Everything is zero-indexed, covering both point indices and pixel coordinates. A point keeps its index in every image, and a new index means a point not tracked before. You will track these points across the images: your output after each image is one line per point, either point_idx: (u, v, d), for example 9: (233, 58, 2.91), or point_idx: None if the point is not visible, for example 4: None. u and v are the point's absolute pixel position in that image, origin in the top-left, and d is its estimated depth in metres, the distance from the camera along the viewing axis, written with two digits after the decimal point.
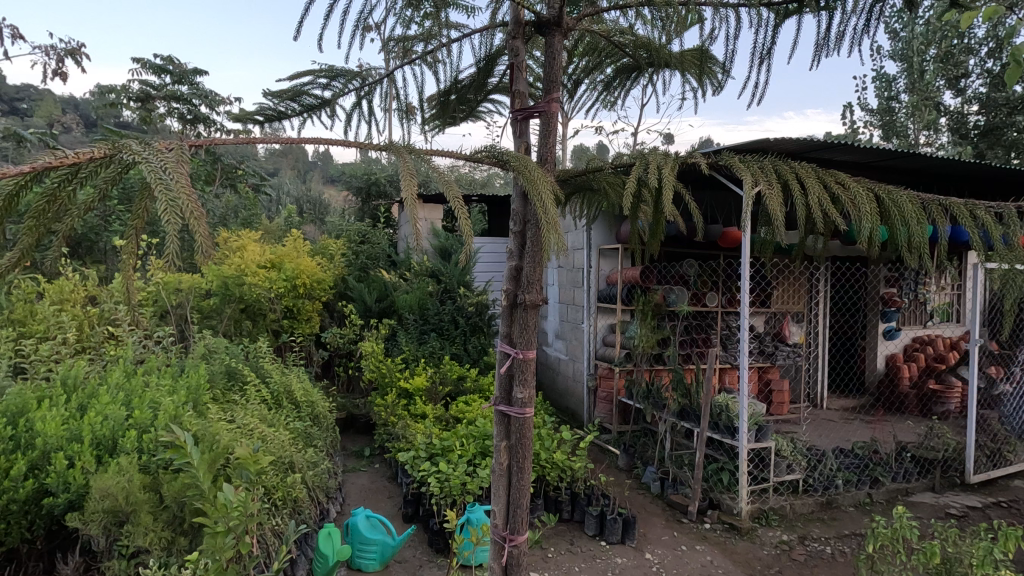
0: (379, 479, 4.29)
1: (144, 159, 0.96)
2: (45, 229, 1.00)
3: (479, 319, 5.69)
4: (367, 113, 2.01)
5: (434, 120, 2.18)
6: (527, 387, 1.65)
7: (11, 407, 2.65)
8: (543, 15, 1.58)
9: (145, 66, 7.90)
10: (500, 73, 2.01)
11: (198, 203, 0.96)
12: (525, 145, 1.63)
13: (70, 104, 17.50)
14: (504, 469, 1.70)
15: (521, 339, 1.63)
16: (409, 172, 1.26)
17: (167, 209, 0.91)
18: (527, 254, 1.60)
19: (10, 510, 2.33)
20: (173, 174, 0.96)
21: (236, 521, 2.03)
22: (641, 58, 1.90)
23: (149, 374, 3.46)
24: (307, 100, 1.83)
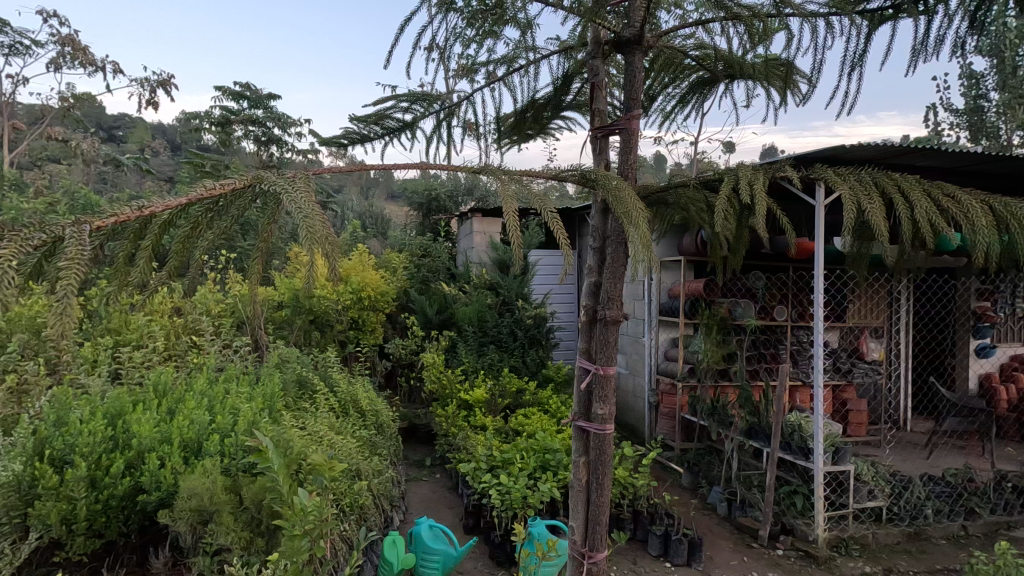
0: (440, 489, 4.35)
1: (282, 190, 1.15)
2: (193, 245, 1.22)
3: (538, 332, 5.64)
4: (445, 135, 2.07)
5: (508, 139, 2.22)
6: (608, 404, 1.65)
7: (111, 409, 2.89)
8: (622, 34, 1.60)
9: (226, 93, 8.53)
10: (576, 91, 2.04)
11: (325, 222, 1.15)
12: (604, 162, 1.66)
13: (159, 131, 19.14)
14: (582, 485, 1.70)
15: (602, 355, 1.63)
16: (510, 202, 1.37)
17: (306, 234, 1.11)
18: (607, 270, 1.62)
19: (109, 505, 2.52)
20: (303, 200, 1.15)
21: (311, 524, 2.11)
22: (718, 71, 1.88)
23: (229, 380, 3.69)
24: (389, 124, 1.90)
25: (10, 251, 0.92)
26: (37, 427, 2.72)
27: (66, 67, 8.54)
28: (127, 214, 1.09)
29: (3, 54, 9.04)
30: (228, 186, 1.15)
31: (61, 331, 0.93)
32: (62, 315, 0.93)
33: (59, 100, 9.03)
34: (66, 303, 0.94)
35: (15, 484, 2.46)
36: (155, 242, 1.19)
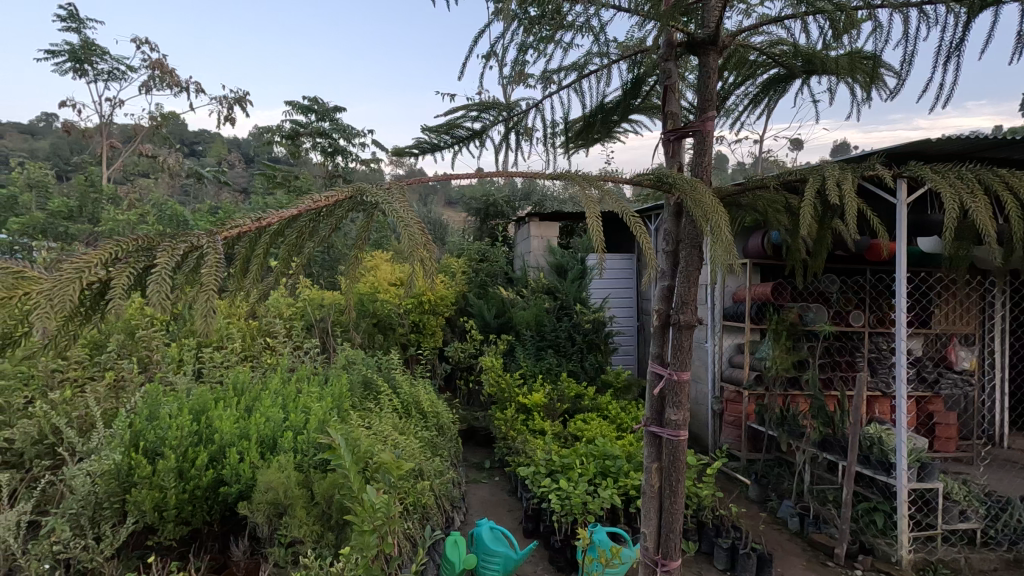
0: (499, 492, 4.39)
1: (382, 201, 1.32)
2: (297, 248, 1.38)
3: (596, 337, 5.60)
4: (513, 142, 2.09)
5: (572, 144, 2.22)
6: (682, 409, 1.63)
7: (195, 406, 3.10)
8: (697, 36, 1.59)
9: (296, 107, 8.99)
10: (644, 95, 2.03)
11: (422, 232, 1.33)
12: (678, 164, 1.67)
13: (235, 145, 20.38)
14: (654, 491, 1.69)
15: (676, 360, 1.62)
16: (592, 205, 1.39)
17: (411, 247, 1.29)
18: (680, 273, 1.62)
19: (196, 495, 2.71)
20: (400, 210, 1.31)
21: (379, 520, 2.19)
22: (796, 68, 1.82)
23: (301, 380, 3.88)
24: (459, 133, 1.93)
25: (167, 259, 1.07)
26: (132, 420, 2.96)
27: (156, 89, 9.28)
28: (251, 226, 1.23)
29: (103, 79, 9.94)
30: (333, 200, 1.32)
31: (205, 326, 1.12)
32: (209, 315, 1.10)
33: (149, 119, 9.82)
34: (210, 304, 1.12)
35: (116, 472, 2.67)
36: (264, 246, 1.34)
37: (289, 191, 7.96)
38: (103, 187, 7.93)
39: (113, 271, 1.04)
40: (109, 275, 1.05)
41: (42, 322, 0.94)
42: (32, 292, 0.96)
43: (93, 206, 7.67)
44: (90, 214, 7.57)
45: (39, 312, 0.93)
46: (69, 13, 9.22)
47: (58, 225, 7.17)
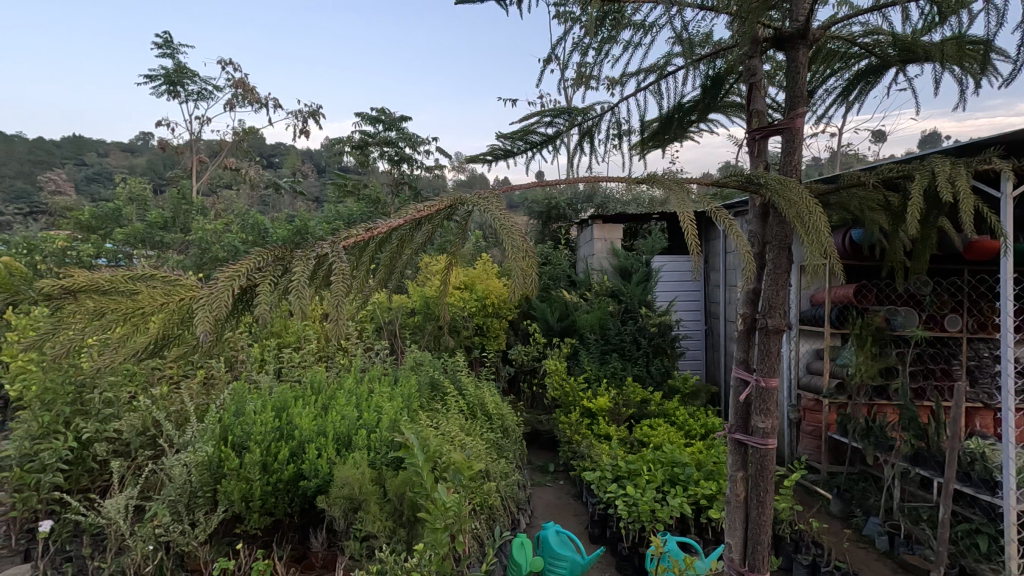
0: (564, 496, 4.37)
1: (483, 209, 1.39)
2: (401, 256, 1.46)
3: (662, 341, 5.47)
4: (584, 145, 2.07)
5: (645, 145, 2.19)
6: (770, 417, 1.62)
7: (278, 403, 3.29)
8: (786, 30, 1.54)
9: (364, 118, 9.37)
10: (724, 93, 1.98)
11: (523, 238, 1.40)
12: (765, 162, 1.64)
13: (308, 156, 21.52)
14: (741, 500, 1.71)
15: (764, 366, 1.60)
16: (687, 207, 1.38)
17: (514, 254, 1.36)
18: (767, 276, 1.60)
19: (278, 487, 2.87)
20: (501, 219, 1.38)
21: (451, 519, 2.24)
22: (892, 58, 1.72)
23: (373, 380, 4.03)
24: (533, 138, 1.91)
25: (301, 268, 1.21)
26: (222, 416, 3.18)
27: (239, 106, 9.95)
28: (365, 236, 1.34)
29: (193, 99, 10.77)
30: (435, 210, 1.39)
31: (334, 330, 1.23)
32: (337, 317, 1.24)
33: (233, 134, 10.54)
34: (340, 308, 1.24)
35: (208, 464, 2.88)
36: (371, 255, 1.44)
37: (359, 199, 8.30)
38: (194, 199, 8.58)
39: (255, 278, 1.20)
40: (252, 282, 1.21)
41: (202, 322, 1.11)
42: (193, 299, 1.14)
43: (184, 217, 8.31)
44: (182, 224, 8.21)
45: (200, 315, 1.09)
46: (165, 39, 10.08)
47: (155, 234, 7.82)
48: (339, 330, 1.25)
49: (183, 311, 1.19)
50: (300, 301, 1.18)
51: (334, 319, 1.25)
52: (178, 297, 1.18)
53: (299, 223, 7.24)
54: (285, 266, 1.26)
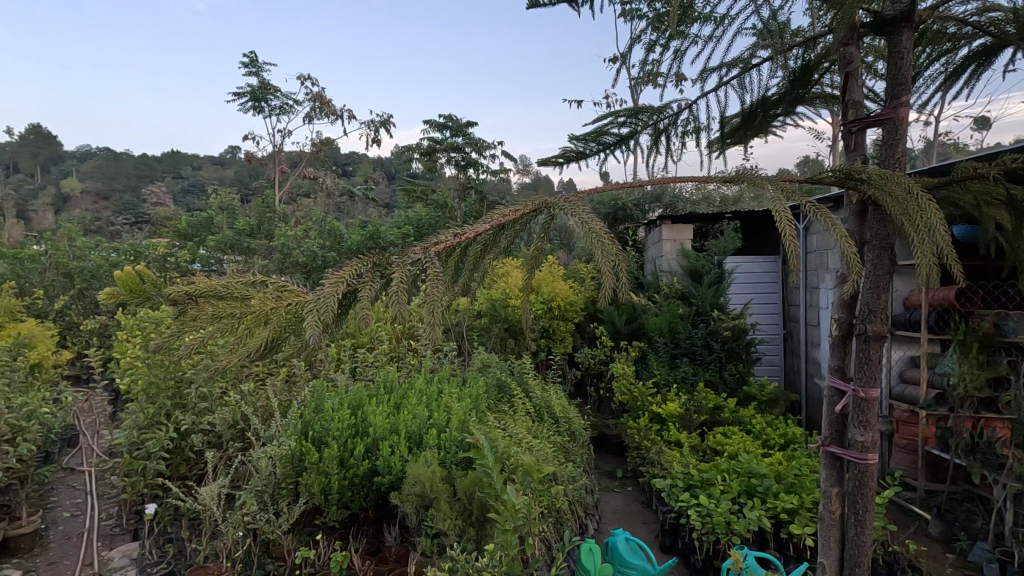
0: (633, 503, 4.28)
1: (570, 212, 1.36)
2: (485, 259, 1.47)
3: (737, 345, 5.23)
4: (657, 144, 2.01)
5: (722, 142, 2.10)
6: (869, 430, 1.53)
7: (354, 401, 3.44)
8: (887, 13, 1.44)
9: (432, 125, 9.63)
10: (814, 85, 1.88)
11: (613, 240, 1.34)
12: (862, 157, 1.54)
13: (380, 165, 22.43)
14: (836, 518, 1.62)
15: (862, 375, 1.52)
16: (782, 200, 1.30)
17: (605, 257, 1.31)
18: (866, 278, 1.51)
19: (354, 482, 2.99)
20: (588, 221, 1.34)
21: (521, 521, 2.25)
22: (1010, 37, 1.56)
23: (442, 381, 4.12)
24: (607, 139, 1.88)
25: (399, 274, 1.24)
26: (303, 412, 3.36)
27: (317, 118, 10.51)
28: (454, 240, 1.35)
29: (276, 114, 11.50)
30: (521, 213, 1.38)
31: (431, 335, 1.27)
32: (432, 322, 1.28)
33: (311, 145, 11.15)
34: (436, 313, 1.28)
35: (292, 457, 3.05)
36: (457, 258, 1.46)
37: (427, 204, 8.53)
38: (276, 208, 9.12)
39: (357, 284, 1.25)
40: (353, 286, 1.26)
41: (312, 328, 1.17)
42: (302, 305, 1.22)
43: (268, 224, 8.84)
44: (267, 231, 8.74)
45: (310, 321, 1.17)
46: (251, 59, 10.82)
47: (242, 241, 8.37)
48: (435, 334, 1.29)
49: (292, 316, 1.25)
50: (399, 306, 1.21)
51: (430, 324, 1.29)
52: (288, 302, 1.26)
53: (372, 228, 7.53)
54: (383, 271, 1.29)
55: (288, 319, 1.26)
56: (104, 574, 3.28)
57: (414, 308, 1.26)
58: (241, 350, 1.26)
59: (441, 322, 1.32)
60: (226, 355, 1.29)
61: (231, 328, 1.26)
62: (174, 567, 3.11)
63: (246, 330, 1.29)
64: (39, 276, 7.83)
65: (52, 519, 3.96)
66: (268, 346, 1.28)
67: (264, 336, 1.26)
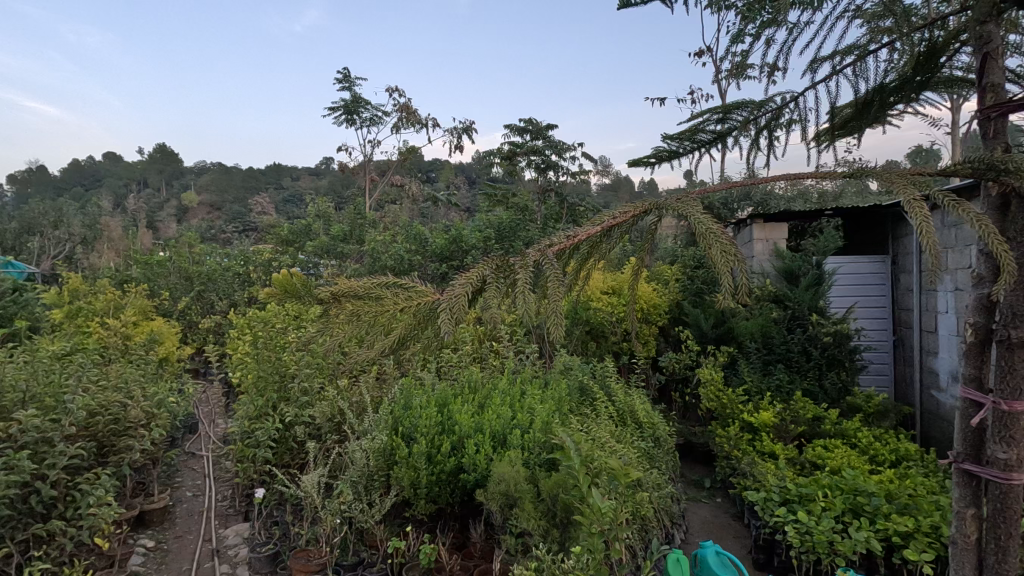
0: (722, 515, 4.09)
1: (684, 212, 1.36)
2: (595, 261, 1.49)
3: (839, 352, 4.85)
4: (756, 140, 1.93)
5: (830, 135, 1.98)
6: (1014, 448, 1.38)
7: (440, 399, 3.56)
8: None
9: (513, 129, 9.77)
10: (941, 70, 1.72)
11: (729, 238, 1.33)
12: (1003, 145, 1.39)
13: (461, 171, 23.07)
14: (972, 543, 1.47)
15: (1005, 386, 1.37)
16: (911, 191, 1.21)
17: (723, 258, 1.28)
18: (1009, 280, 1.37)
19: (442, 478, 3.10)
20: (703, 222, 1.34)
21: (607, 525, 2.23)
22: None
23: (525, 382, 4.16)
24: (702, 137, 1.82)
25: (524, 276, 1.28)
26: (393, 408, 3.52)
27: (403, 128, 10.98)
28: (570, 241, 1.38)
29: (366, 125, 12.15)
30: (633, 214, 1.39)
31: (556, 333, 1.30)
32: (557, 321, 1.32)
33: (398, 154, 11.68)
34: (559, 311, 1.31)
35: (384, 451, 3.21)
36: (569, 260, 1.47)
37: (508, 208, 8.64)
38: (367, 214, 9.62)
39: (485, 284, 1.30)
40: (480, 287, 1.31)
41: (446, 327, 1.22)
42: (435, 305, 1.28)
43: (360, 230, 9.28)
44: (358, 237, 9.23)
45: (445, 321, 1.23)
46: (344, 75, 11.50)
47: (337, 246, 8.89)
48: (559, 332, 1.32)
49: (423, 315, 1.32)
50: (527, 305, 1.25)
51: (553, 322, 1.33)
52: (419, 302, 1.33)
53: (454, 232, 7.73)
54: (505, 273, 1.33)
55: (419, 318, 1.33)
56: (222, 549, 3.62)
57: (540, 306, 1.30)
58: (376, 347, 1.34)
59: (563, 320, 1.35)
60: (361, 351, 1.38)
61: (367, 327, 1.35)
62: (280, 548, 3.37)
63: (380, 329, 1.37)
64: (166, 279, 8.78)
65: (178, 497, 4.42)
66: (399, 345, 1.36)
67: (397, 335, 1.33)
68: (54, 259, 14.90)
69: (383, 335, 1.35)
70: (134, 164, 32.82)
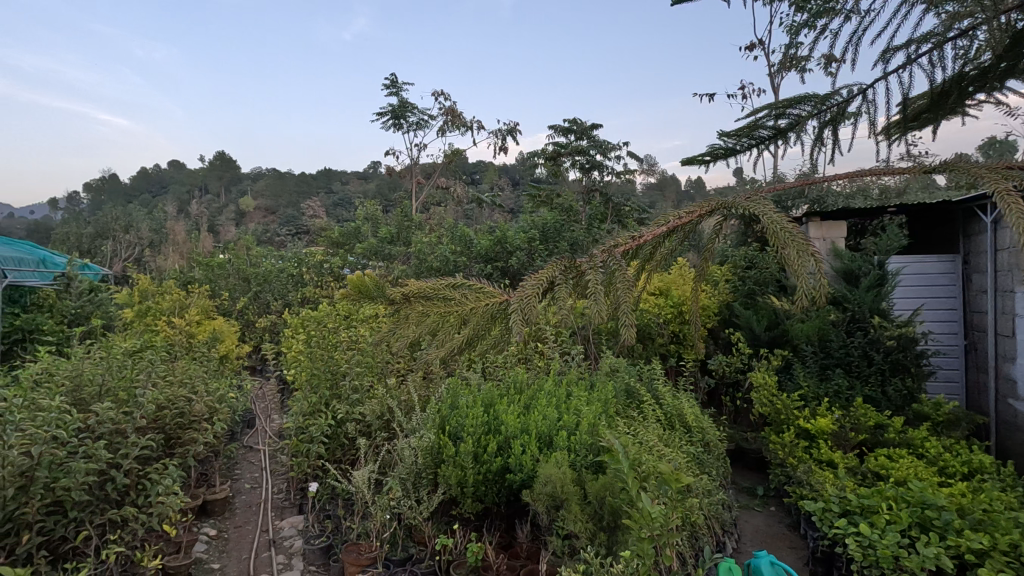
0: (777, 524, 3.95)
1: (756, 211, 1.35)
2: (661, 262, 1.48)
3: (904, 357, 4.59)
4: (818, 135, 1.86)
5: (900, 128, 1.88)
6: None
7: (486, 399, 3.59)
8: None
9: (557, 130, 9.76)
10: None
11: (804, 237, 1.31)
12: None
13: (505, 172, 23.20)
14: None
15: None
16: (1003, 184, 1.13)
17: (800, 258, 1.26)
18: None
19: (488, 478, 3.12)
20: (777, 220, 1.32)
21: (657, 530, 2.19)
22: None
23: (570, 384, 4.13)
24: (761, 133, 1.77)
25: (595, 276, 1.28)
26: (440, 408, 3.56)
27: (449, 131, 11.14)
28: (638, 240, 1.37)
29: (413, 129, 12.40)
30: (702, 213, 1.38)
31: (628, 336, 1.30)
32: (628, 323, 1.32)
33: (444, 157, 11.86)
34: (630, 312, 1.31)
35: (431, 449, 3.26)
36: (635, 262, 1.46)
37: (552, 208, 8.62)
38: (413, 216, 9.80)
39: (555, 285, 1.31)
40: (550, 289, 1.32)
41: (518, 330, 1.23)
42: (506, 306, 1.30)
43: (406, 232, 9.47)
44: (405, 238, 9.39)
45: (517, 322, 1.25)
46: (392, 81, 11.78)
47: (385, 248, 9.08)
48: (631, 333, 1.32)
49: (492, 317, 1.34)
50: (599, 307, 1.25)
51: (623, 324, 1.33)
52: (488, 303, 1.34)
53: (499, 233, 7.75)
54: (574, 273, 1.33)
55: (488, 319, 1.34)
56: (279, 540, 3.77)
57: (611, 308, 1.30)
58: (444, 346, 1.36)
59: (633, 320, 1.35)
60: (429, 351, 1.39)
61: (437, 326, 1.37)
62: (333, 542, 3.48)
63: (448, 330, 1.38)
64: (225, 281, 9.23)
65: (238, 488, 4.63)
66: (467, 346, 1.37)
67: (466, 335, 1.35)
68: (125, 262, 15.84)
69: (452, 335, 1.37)
70: (196, 172, 34.63)
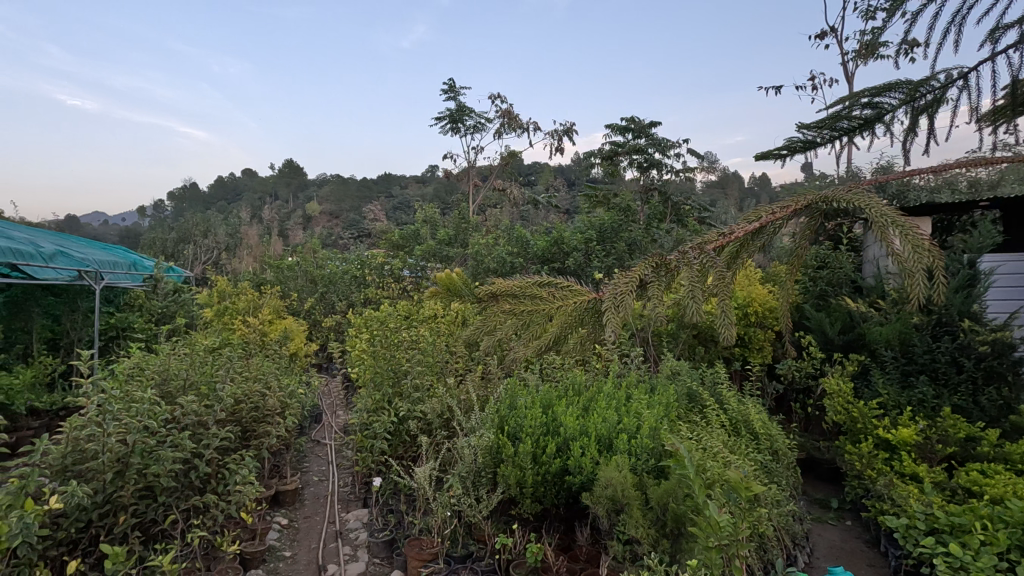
0: (853, 539, 3.72)
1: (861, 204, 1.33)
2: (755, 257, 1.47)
3: (999, 364, 4.19)
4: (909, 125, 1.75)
5: None
6: None
7: (544, 400, 3.58)
8: None
9: (614, 129, 9.64)
10: None
11: (916, 233, 1.27)
12: None
13: (560, 173, 23.16)
14: None
15: None
16: None
17: (917, 257, 1.24)
18: None
19: (547, 479, 3.10)
20: (886, 216, 1.30)
21: (726, 539, 2.11)
22: None
23: (630, 387, 4.05)
24: (846, 124, 1.67)
25: (688, 274, 1.31)
26: (498, 408, 3.58)
27: (505, 133, 11.22)
28: (731, 237, 1.38)
29: (469, 132, 12.58)
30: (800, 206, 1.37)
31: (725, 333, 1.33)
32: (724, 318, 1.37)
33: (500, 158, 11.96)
34: (726, 307, 1.37)
35: (491, 449, 3.28)
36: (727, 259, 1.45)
37: (609, 208, 8.50)
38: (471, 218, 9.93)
39: (648, 283, 1.35)
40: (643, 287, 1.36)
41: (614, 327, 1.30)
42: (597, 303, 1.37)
43: (464, 233, 9.61)
44: (461, 240, 9.53)
45: (613, 318, 1.31)
46: (449, 86, 12.00)
47: (442, 249, 9.24)
48: (727, 330, 1.36)
49: (580, 314, 1.41)
50: (696, 305, 1.29)
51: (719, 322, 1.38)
52: (577, 301, 1.41)
53: (556, 234, 7.72)
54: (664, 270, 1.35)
55: (577, 316, 1.41)
56: (344, 532, 3.91)
57: (706, 304, 1.33)
58: (535, 342, 1.44)
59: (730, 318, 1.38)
60: (518, 347, 1.47)
61: (527, 322, 1.46)
62: (396, 536, 3.57)
63: (535, 326, 1.46)
64: (294, 282, 9.71)
65: (306, 480, 4.84)
66: (556, 341, 1.45)
67: (556, 331, 1.43)
68: (205, 265, 16.91)
69: (543, 331, 1.45)
70: (267, 179, 36.57)
